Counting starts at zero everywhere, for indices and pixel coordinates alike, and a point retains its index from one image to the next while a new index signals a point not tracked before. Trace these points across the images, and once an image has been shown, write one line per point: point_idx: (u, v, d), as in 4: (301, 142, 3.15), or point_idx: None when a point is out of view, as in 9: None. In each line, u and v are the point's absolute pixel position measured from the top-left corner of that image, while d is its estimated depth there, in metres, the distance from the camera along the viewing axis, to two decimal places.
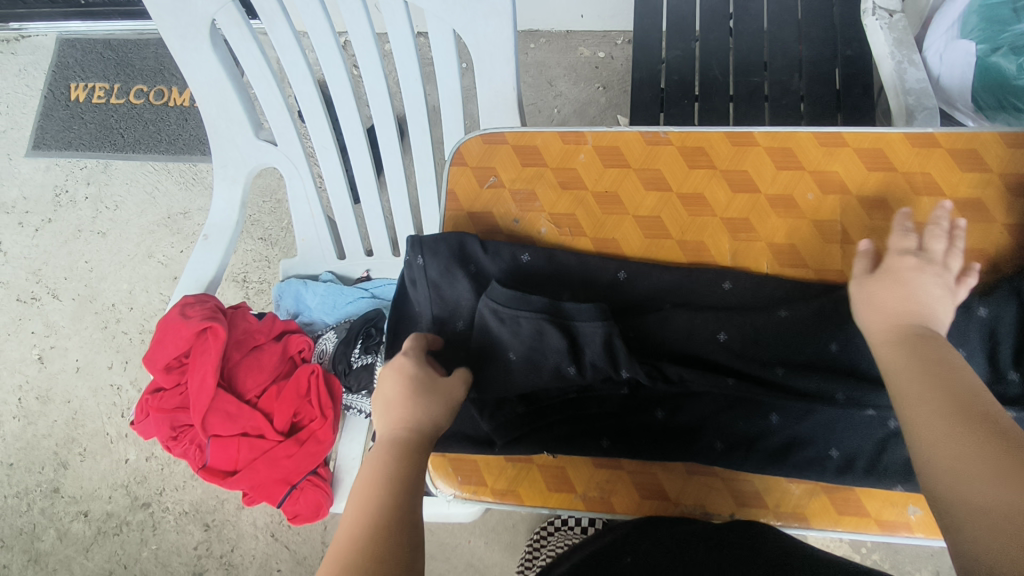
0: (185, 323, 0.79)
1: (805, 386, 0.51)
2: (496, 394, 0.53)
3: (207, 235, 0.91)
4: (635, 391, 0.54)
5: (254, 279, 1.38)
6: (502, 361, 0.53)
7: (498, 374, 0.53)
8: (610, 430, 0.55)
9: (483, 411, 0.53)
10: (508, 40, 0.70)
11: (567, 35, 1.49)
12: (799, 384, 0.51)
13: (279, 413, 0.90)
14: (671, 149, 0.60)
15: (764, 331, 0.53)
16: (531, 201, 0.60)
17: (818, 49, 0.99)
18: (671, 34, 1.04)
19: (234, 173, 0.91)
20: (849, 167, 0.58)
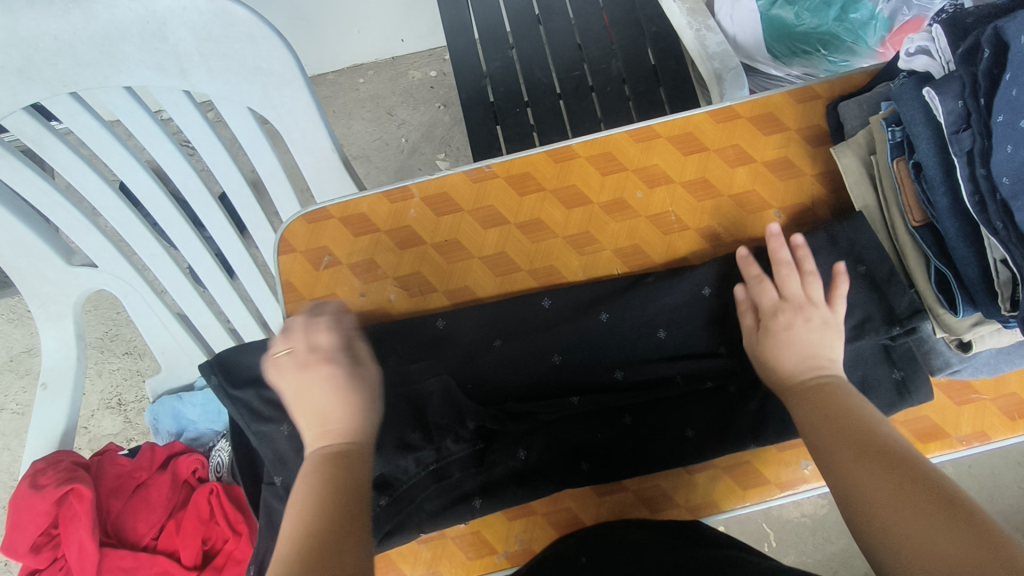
0: (39, 496, 0.70)
1: (642, 383, 0.53)
2: None
3: (46, 382, 0.81)
4: (490, 440, 0.52)
5: (130, 399, 1.25)
6: None
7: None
8: (478, 486, 0.52)
9: None
10: (310, 105, 0.66)
11: (393, 62, 1.45)
12: (636, 381, 0.53)
13: (184, 547, 0.82)
14: (497, 182, 0.59)
15: (590, 340, 0.54)
16: (373, 271, 0.58)
17: (625, 30, 1.02)
18: (487, 46, 1.03)
19: (57, 309, 0.81)
20: (666, 157, 0.59)
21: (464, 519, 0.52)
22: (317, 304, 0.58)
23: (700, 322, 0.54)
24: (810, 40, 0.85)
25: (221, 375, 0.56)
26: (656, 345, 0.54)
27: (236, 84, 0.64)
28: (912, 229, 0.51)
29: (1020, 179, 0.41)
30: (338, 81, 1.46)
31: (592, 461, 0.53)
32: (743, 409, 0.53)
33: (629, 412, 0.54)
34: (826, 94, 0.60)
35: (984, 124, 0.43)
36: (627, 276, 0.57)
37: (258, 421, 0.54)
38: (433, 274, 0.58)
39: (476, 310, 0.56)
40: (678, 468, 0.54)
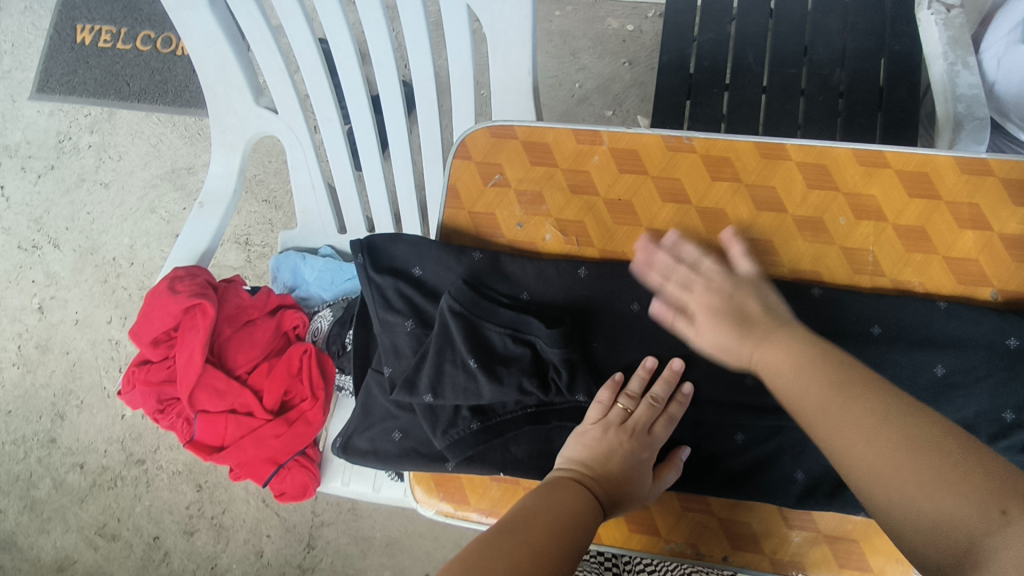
0: (172, 298, 0.76)
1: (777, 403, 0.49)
2: (453, 407, 0.51)
3: (203, 202, 0.88)
4: None
5: (257, 242, 1.34)
6: (456, 373, 0.50)
7: (457, 382, 0.50)
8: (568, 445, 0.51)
9: (436, 427, 0.50)
10: (527, 19, 0.64)
11: (594, 4, 1.40)
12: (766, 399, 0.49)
13: (269, 392, 0.88)
14: (692, 157, 0.55)
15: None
16: (536, 204, 0.56)
17: (864, 41, 0.92)
18: (705, 14, 0.96)
19: (233, 140, 0.87)
20: (889, 190, 0.53)
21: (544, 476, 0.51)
22: (475, 217, 0.57)
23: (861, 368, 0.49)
24: None
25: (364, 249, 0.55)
26: None
27: None
28: None
29: None
30: (534, 8, 1.42)
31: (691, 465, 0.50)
32: None
33: (743, 429, 0.50)
34: None
35: None
36: (793, 282, 0.52)
37: (385, 313, 0.53)
38: (591, 228, 0.55)
39: (621, 270, 0.53)
40: (776, 512, 0.50)
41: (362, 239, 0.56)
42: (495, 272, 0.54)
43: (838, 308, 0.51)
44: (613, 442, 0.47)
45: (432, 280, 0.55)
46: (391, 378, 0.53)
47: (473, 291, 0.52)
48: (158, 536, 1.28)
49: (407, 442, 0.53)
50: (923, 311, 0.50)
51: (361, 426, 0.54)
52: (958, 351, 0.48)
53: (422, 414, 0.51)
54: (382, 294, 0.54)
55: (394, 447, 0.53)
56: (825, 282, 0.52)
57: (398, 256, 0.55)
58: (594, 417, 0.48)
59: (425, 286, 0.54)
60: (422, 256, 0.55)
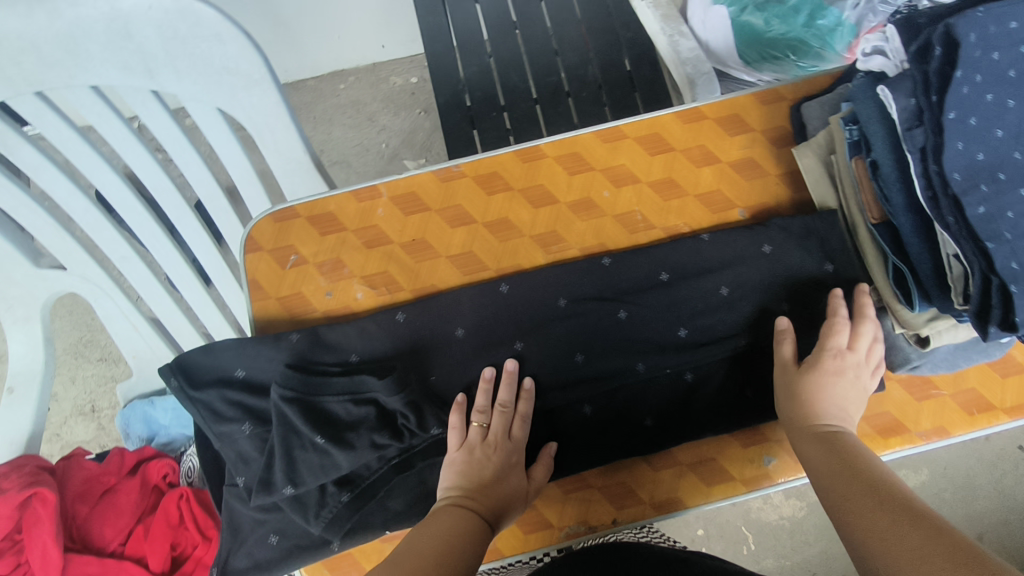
0: (0, 500, 0.69)
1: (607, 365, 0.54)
2: (318, 488, 0.50)
3: (13, 386, 0.79)
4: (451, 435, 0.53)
5: (104, 405, 1.23)
6: (309, 455, 0.49)
7: (312, 462, 0.49)
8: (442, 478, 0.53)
9: (308, 515, 0.50)
10: (280, 105, 0.66)
11: (374, 68, 1.46)
12: (597, 368, 0.53)
13: (152, 553, 0.81)
14: (466, 181, 0.59)
15: (553, 329, 0.55)
16: (339, 270, 0.57)
17: (602, 38, 1.04)
18: (463, 52, 1.04)
19: (25, 312, 0.80)
20: (634, 156, 0.60)
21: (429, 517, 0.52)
22: (288, 303, 0.57)
23: (663, 310, 0.55)
24: (779, 46, 0.87)
25: (177, 371, 0.52)
26: (618, 332, 0.54)
27: (204, 84, 0.64)
28: (871, 226, 0.51)
29: (971, 174, 0.43)
30: (319, 87, 1.45)
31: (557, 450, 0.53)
32: (707, 406, 0.54)
33: (587, 402, 0.54)
34: (789, 97, 0.61)
35: (936, 121, 0.43)
36: (585, 258, 0.57)
37: (219, 425, 0.52)
38: (397, 274, 0.57)
39: (436, 302, 0.56)
40: (640, 463, 0.54)
41: (171, 362, 0.54)
42: (319, 346, 0.54)
43: (630, 268, 0.56)
44: (480, 462, 0.48)
45: (259, 376, 0.54)
46: (248, 486, 0.51)
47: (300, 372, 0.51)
48: None
49: (285, 541, 0.52)
50: (693, 245, 0.56)
51: (233, 545, 0.52)
52: (731, 269, 0.55)
53: (290, 508, 0.50)
54: (212, 408, 0.52)
55: (276, 551, 0.52)
56: (613, 249, 0.58)
57: (217, 364, 0.54)
58: (455, 444, 0.49)
59: (254, 384, 0.53)
60: (240, 357, 0.53)
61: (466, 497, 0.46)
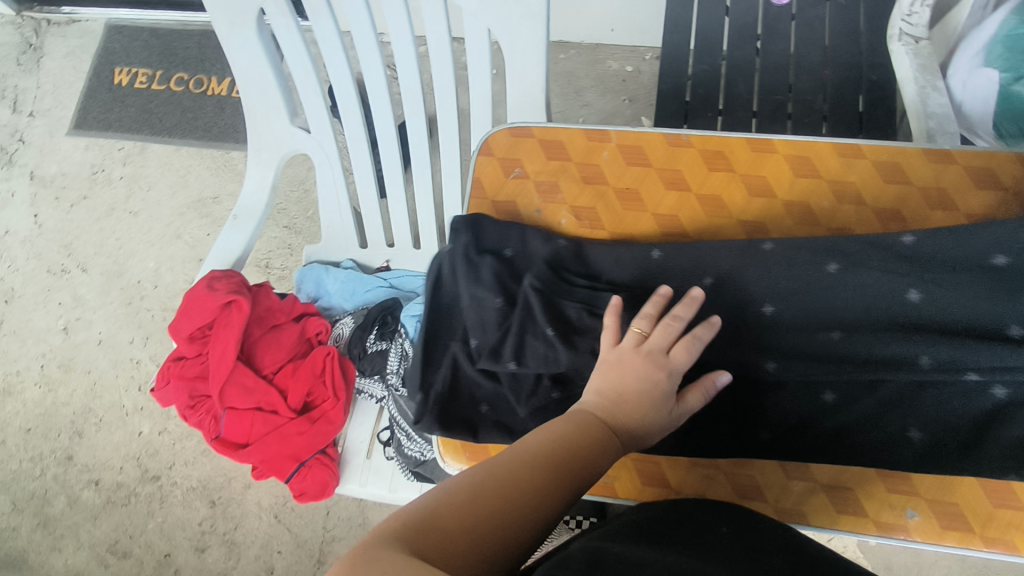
0: (210, 296, 0.82)
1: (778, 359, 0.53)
2: (535, 376, 0.56)
3: (237, 215, 0.94)
4: None
5: (277, 265, 1.41)
6: (540, 342, 0.55)
7: (538, 351, 0.55)
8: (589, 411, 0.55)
9: (519, 395, 0.56)
10: (542, 39, 0.73)
11: (597, 48, 1.52)
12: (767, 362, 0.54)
13: (294, 390, 0.94)
14: (692, 151, 0.62)
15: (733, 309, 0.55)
16: (554, 193, 0.63)
17: (844, 71, 1.01)
18: (699, 48, 1.06)
19: (268, 157, 0.95)
20: (866, 178, 0.59)
21: None
22: (501, 207, 0.63)
23: (862, 331, 0.52)
24: None
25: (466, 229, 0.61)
26: (805, 333, 0.53)
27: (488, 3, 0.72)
28: None
29: None
30: None
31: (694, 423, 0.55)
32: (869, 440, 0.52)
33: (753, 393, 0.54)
34: None
35: None
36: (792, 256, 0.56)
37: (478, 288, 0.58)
38: (602, 214, 0.62)
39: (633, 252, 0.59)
40: (776, 465, 0.55)
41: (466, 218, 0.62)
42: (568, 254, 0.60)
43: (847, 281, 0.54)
44: (633, 361, 0.49)
45: (521, 261, 0.61)
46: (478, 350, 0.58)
47: (555, 273, 0.58)
48: (170, 553, 1.29)
49: (492, 412, 0.58)
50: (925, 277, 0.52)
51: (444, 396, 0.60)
52: (937, 314, 0.53)
53: (507, 383, 0.56)
54: (474, 270, 0.60)
55: (480, 418, 0.58)
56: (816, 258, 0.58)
57: (493, 237, 0.61)
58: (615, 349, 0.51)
59: (511, 267, 0.60)
60: (514, 239, 0.61)
61: (609, 407, 0.47)
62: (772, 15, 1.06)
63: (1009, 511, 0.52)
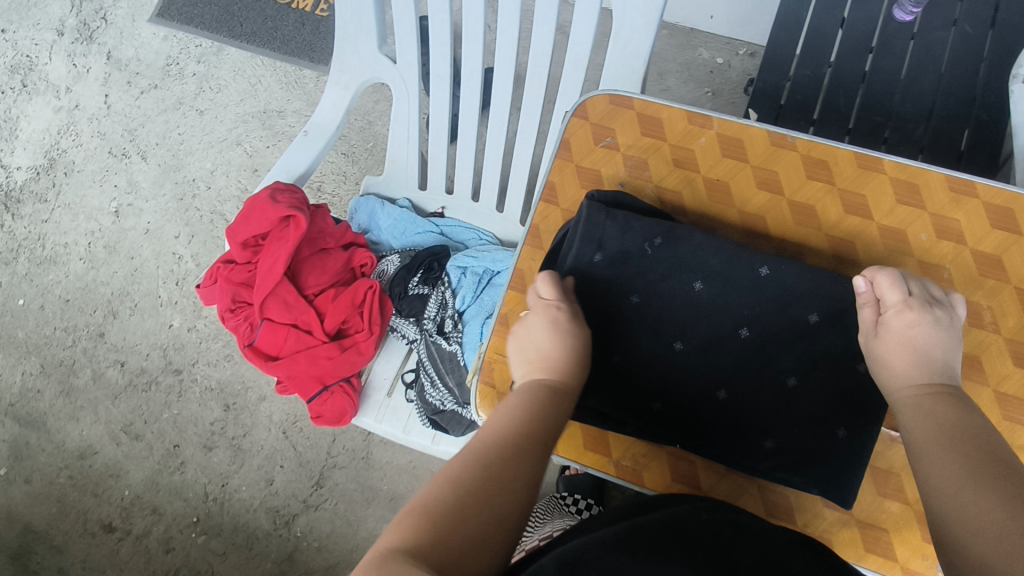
0: (272, 206, 0.83)
1: (812, 394, 0.52)
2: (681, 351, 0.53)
3: (308, 132, 0.93)
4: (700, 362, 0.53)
5: (329, 191, 1.41)
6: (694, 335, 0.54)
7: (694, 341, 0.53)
8: (601, 396, 0.54)
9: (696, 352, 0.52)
10: (655, 11, 0.70)
11: (690, 33, 1.47)
12: (805, 397, 0.52)
13: (331, 315, 0.94)
14: (793, 155, 0.60)
15: (781, 339, 0.53)
16: (641, 170, 0.61)
17: (952, 105, 0.96)
18: (805, 53, 1.01)
19: (348, 81, 0.93)
20: (973, 219, 0.56)
21: (636, 415, 0.54)
22: (582, 176, 0.62)
23: None
24: None
25: (604, 202, 0.58)
26: None
27: None
28: None
29: None
30: None
31: (707, 439, 0.53)
32: None
33: (826, 420, 0.52)
34: None
35: None
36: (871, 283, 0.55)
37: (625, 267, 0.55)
38: (685, 202, 0.60)
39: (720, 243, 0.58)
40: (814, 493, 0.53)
41: (609, 194, 0.59)
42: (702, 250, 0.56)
43: None
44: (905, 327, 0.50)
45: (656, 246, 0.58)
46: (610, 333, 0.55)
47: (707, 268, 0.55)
48: (179, 445, 1.33)
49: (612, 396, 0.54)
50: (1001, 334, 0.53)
51: None
52: None
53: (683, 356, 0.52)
54: (615, 248, 0.56)
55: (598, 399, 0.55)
56: None
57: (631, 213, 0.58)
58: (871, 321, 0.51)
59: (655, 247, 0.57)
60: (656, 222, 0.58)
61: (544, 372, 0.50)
62: (890, 32, 1.00)
63: None
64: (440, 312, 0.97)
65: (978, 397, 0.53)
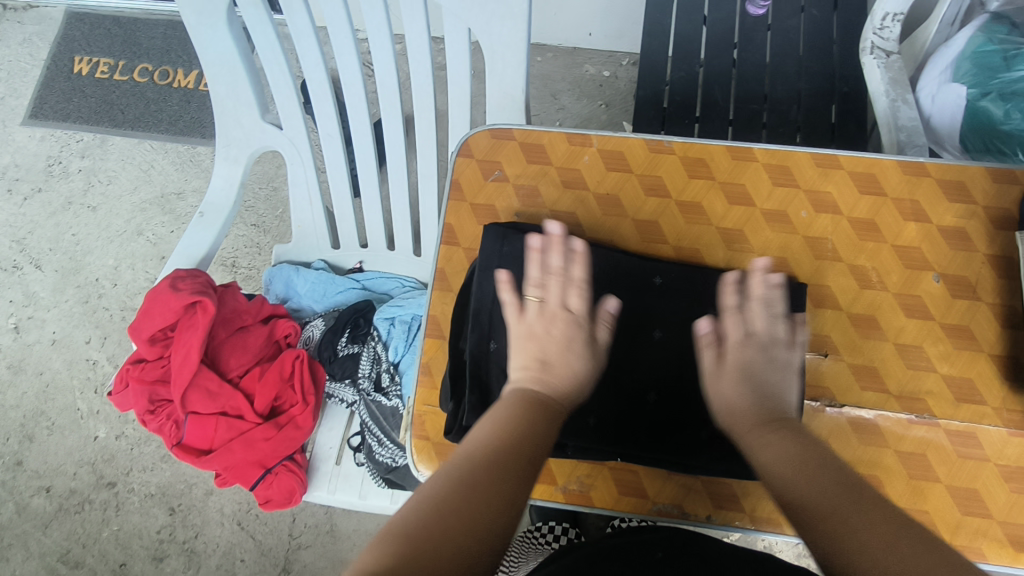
0: (174, 296, 0.79)
1: None
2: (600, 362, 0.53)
3: (203, 213, 0.90)
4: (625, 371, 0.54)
5: (243, 265, 1.37)
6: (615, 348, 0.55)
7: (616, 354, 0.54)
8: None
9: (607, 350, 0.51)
10: (522, 42, 0.72)
11: (574, 52, 1.52)
12: None
13: (260, 394, 0.90)
14: (673, 157, 0.62)
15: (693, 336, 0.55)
16: (533, 197, 0.62)
17: (816, 83, 1.02)
18: (677, 56, 1.06)
19: (236, 154, 0.91)
20: (844, 189, 0.60)
21: (574, 439, 0.54)
22: (479, 212, 0.62)
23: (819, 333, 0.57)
24: (1010, 142, 0.82)
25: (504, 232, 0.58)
26: None
27: (468, 3, 0.70)
28: None
29: None
30: None
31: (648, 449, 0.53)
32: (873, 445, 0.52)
33: None
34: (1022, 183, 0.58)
35: None
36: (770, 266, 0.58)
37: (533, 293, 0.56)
38: (582, 221, 0.61)
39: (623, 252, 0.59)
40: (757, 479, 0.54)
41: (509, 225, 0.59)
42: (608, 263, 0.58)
43: (813, 293, 0.58)
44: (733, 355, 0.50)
45: None
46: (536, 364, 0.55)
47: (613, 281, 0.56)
48: (125, 563, 1.23)
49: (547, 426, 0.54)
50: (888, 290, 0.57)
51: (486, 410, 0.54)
52: None
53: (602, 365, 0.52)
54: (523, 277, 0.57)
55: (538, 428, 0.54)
56: (796, 268, 0.58)
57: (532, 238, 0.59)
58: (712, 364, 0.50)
59: None
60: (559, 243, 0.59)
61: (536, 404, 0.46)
62: (748, 26, 1.07)
63: (979, 518, 0.52)
64: (374, 368, 0.95)
65: (882, 353, 0.56)
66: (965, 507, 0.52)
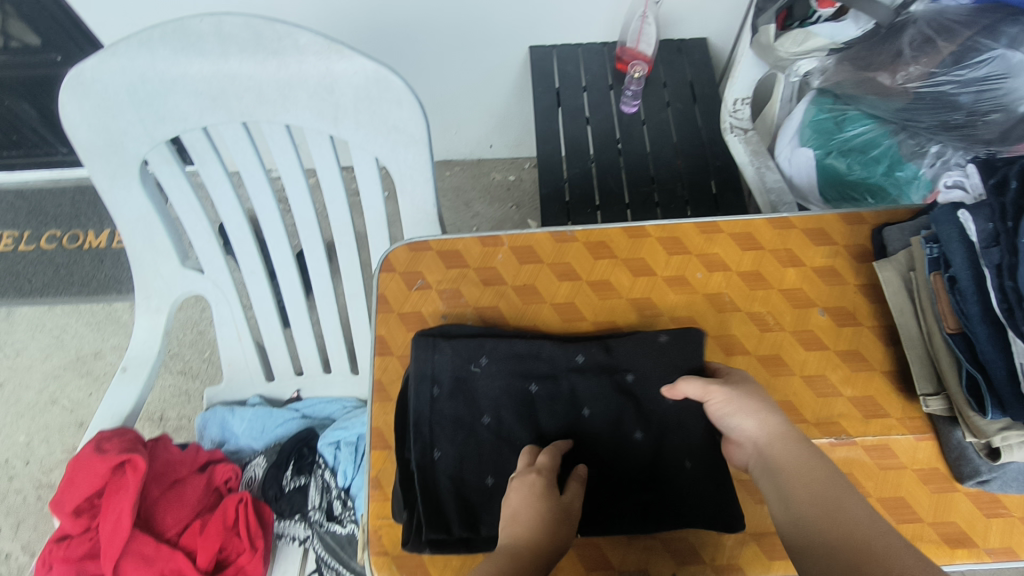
0: (100, 458, 0.75)
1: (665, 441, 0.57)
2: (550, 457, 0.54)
3: (126, 367, 0.88)
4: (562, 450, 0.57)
5: (172, 415, 1.31)
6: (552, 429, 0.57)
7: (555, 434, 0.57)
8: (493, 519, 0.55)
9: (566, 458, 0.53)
10: (426, 163, 0.79)
11: (479, 163, 1.65)
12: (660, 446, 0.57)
13: (203, 550, 0.84)
14: (577, 243, 0.68)
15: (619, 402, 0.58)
16: (457, 298, 0.66)
17: (693, 162, 1.16)
18: (570, 155, 1.18)
19: (158, 303, 0.91)
20: (728, 249, 0.68)
21: None
22: (408, 321, 0.65)
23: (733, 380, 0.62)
24: (860, 189, 0.96)
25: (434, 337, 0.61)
26: None
27: (372, 136, 0.77)
28: (947, 335, 0.56)
29: None
30: None
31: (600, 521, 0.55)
32: None
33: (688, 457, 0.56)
34: (870, 220, 0.68)
35: (1011, 244, 0.49)
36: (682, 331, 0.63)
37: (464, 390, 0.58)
38: (506, 313, 0.65)
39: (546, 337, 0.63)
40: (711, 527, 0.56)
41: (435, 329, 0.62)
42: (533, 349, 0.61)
43: (721, 345, 0.63)
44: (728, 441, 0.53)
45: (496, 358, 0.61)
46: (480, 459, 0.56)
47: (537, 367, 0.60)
48: None
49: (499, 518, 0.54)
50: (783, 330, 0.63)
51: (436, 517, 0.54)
52: None
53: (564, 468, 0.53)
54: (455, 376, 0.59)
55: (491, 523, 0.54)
56: (702, 325, 0.64)
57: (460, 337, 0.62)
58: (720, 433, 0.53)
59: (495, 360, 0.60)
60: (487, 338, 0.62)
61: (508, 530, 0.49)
62: (626, 123, 1.21)
63: (912, 524, 0.56)
64: (323, 496, 0.95)
65: (793, 386, 0.61)
66: (898, 517, 0.56)
